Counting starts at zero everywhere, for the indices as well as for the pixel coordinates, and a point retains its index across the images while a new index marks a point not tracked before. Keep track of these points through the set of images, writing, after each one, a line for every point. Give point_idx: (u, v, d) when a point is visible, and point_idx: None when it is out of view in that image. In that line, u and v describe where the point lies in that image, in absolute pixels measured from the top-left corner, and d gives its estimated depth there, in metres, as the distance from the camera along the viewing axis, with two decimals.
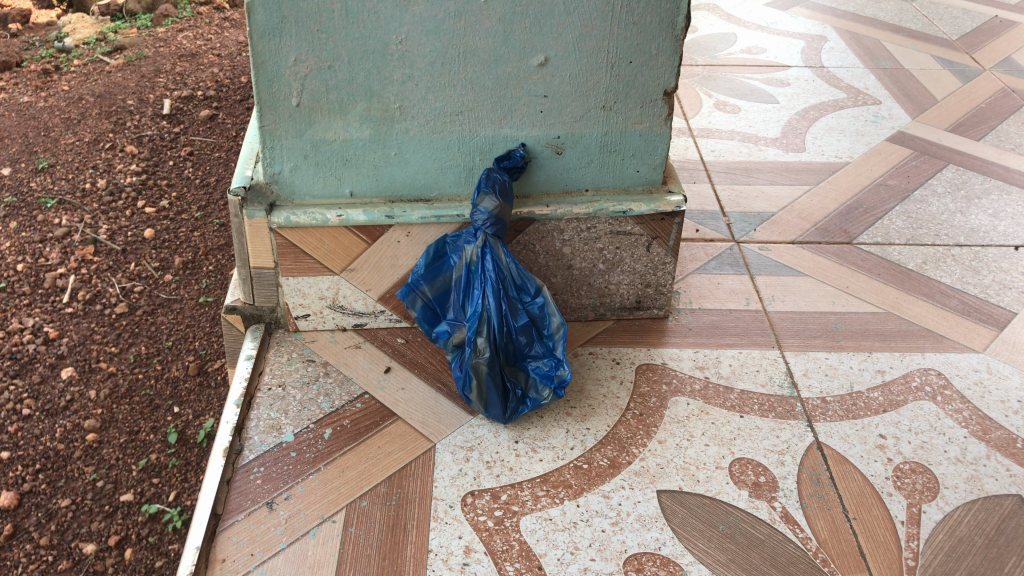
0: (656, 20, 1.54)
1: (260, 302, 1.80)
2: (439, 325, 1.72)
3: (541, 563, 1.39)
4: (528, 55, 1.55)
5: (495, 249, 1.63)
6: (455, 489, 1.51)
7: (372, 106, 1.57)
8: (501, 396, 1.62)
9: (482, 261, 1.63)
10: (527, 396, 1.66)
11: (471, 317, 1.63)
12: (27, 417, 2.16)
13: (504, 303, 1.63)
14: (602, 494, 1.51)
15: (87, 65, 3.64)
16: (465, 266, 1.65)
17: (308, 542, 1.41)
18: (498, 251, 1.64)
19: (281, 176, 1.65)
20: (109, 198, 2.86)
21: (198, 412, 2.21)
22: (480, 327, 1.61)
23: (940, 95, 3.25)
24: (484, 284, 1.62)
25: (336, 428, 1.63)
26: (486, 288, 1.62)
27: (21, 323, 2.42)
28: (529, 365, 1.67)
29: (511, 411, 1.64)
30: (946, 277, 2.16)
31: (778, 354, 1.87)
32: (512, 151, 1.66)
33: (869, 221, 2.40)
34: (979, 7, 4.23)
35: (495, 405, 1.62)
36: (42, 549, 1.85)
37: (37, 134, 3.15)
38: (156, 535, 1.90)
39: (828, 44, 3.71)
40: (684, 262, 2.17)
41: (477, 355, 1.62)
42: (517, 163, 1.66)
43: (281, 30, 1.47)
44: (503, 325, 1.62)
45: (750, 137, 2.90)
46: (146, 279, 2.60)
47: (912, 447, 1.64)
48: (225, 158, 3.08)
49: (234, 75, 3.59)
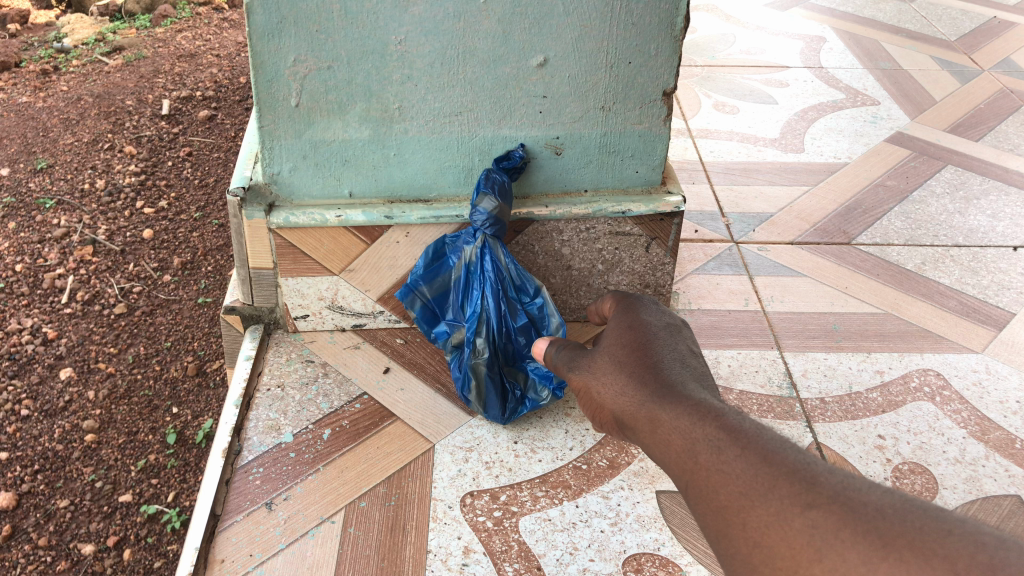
0: (655, 20, 1.54)
1: (259, 302, 1.80)
2: (440, 327, 1.72)
3: (540, 564, 1.38)
4: (527, 55, 1.55)
5: (495, 249, 1.63)
6: (455, 490, 1.51)
7: (371, 106, 1.57)
8: (500, 396, 1.62)
9: (482, 262, 1.63)
10: (526, 399, 1.66)
11: (472, 317, 1.63)
12: (26, 417, 2.16)
13: (504, 304, 1.64)
14: (602, 495, 1.51)
15: (87, 65, 3.65)
16: (464, 266, 1.65)
17: (307, 543, 1.40)
18: (498, 251, 1.64)
19: (280, 177, 1.65)
20: (108, 198, 2.86)
21: (197, 412, 2.20)
22: (480, 329, 1.62)
23: (939, 96, 3.26)
24: (484, 284, 1.63)
25: (335, 428, 1.63)
26: (487, 288, 1.63)
27: (19, 323, 2.42)
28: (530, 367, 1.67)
29: (510, 411, 1.65)
30: (945, 277, 2.16)
31: (778, 354, 1.87)
32: (513, 151, 1.66)
33: (868, 221, 2.40)
34: (977, 8, 4.24)
35: (495, 405, 1.63)
36: (41, 550, 1.85)
37: (36, 134, 3.16)
38: (155, 535, 1.89)
39: (827, 44, 3.72)
40: (683, 262, 2.17)
41: (475, 356, 1.63)
42: (518, 162, 1.66)
43: (281, 30, 1.47)
44: (503, 326, 1.63)
45: (750, 138, 2.90)
46: (145, 279, 2.60)
47: (911, 447, 1.64)
48: (225, 157, 3.09)
49: (233, 75, 3.59)
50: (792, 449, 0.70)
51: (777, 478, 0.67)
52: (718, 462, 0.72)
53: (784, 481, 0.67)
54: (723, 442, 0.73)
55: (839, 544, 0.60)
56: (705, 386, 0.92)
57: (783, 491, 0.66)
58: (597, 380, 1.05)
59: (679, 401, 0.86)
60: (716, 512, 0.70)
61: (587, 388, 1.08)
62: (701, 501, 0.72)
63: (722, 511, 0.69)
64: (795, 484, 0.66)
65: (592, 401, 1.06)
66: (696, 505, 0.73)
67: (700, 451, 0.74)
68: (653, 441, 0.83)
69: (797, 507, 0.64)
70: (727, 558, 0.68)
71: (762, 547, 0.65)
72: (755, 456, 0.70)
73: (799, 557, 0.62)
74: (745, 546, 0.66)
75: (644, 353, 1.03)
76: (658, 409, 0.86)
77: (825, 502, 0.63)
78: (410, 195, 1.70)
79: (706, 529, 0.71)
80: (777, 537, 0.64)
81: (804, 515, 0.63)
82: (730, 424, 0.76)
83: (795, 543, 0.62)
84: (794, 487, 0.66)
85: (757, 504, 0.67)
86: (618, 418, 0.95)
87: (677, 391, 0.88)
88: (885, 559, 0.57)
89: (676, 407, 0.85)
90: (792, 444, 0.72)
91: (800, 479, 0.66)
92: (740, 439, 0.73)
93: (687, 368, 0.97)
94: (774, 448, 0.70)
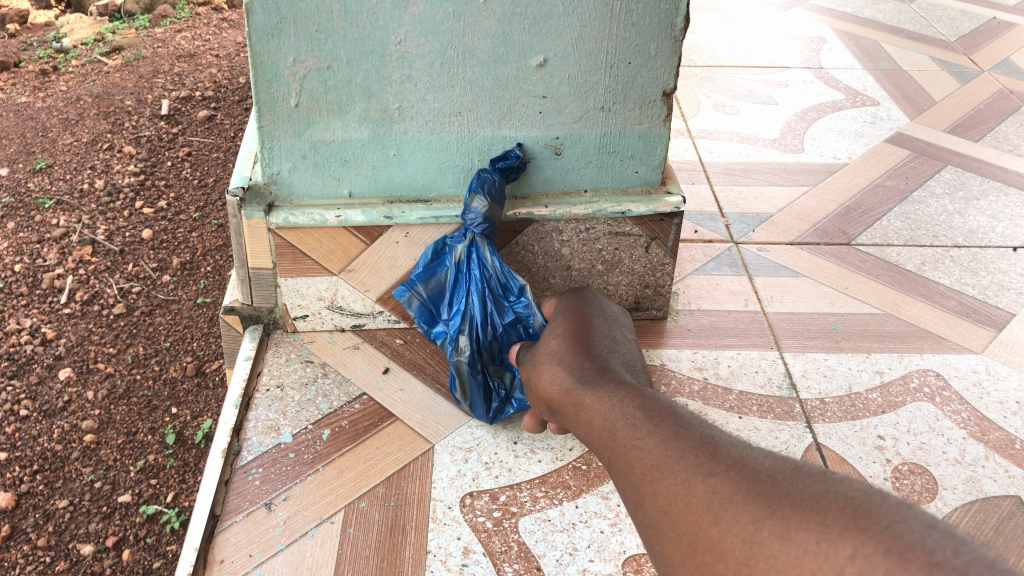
0: (655, 21, 1.53)
1: (259, 302, 1.80)
2: (437, 327, 1.71)
3: (540, 564, 1.38)
4: (527, 55, 1.55)
5: (483, 249, 1.64)
6: (454, 490, 1.51)
7: (371, 106, 1.57)
8: (482, 394, 1.64)
9: (469, 261, 1.65)
10: (512, 399, 1.67)
11: (456, 313, 1.67)
12: (25, 417, 2.15)
13: (490, 303, 1.66)
14: (602, 495, 1.51)
15: (86, 65, 3.65)
16: (455, 266, 1.66)
17: (307, 543, 1.40)
18: (486, 251, 1.65)
19: (280, 177, 1.65)
20: (108, 198, 2.86)
21: (196, 412, 2.20)
22: (463, 326, 1.65)
23: (938, 96, 3.26)
24: (470, 283, 1.66)
25: (335, 428, 1.63)
26: (473, 287, 1.65)
27: (18, 323, 2.42)
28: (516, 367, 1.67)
29: (495, 411, 1.66)
30: (945, 278, 2.16)
31: (778, 355, 1.87)
32: (511, 151, 1.66)
33: (867, 221, 2.40)
34: (976, 8, 4.25)
35: (479, 404, 1.65)
36: (40, 550, 1.84)
37: (35, 134, 3.16)
38: (154, 536, 1.89)
39: (827, 44, 3.72)
40: (683, 262, 2.17)
41: (459, 354, 1.65)
42: (515, 161, 1.66)
43: (280, 30, 1.47)
44: (487, 324, 1.65)
45: (749, 138, 2.90)
46: (144, 279, 2.60)
47: (911, 448, 1.64)
48: (225, 157, 3.09)
49: (232, 75, 3.59)
50: (697, 429, 0.96)
51: (683, 452, 0.92)
52: (636, 440, 0.99)
53: (689, 453, 0.91)
54: (640, 425, 1.01)
55: (732, 509, 0.82)
56: (623, 373, 1.27)
57: (688, 463, 0.90)
58: (539, 368, 1.39)
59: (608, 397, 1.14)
60: (636, 484, 0.95)
61: (529, 377, 1.41)
62: (625, 474, 0.98)
63: (641, 483, 0.94)
64: (697, 457, 0.90)
65: (533, 386, 1.40)
66: (619, 474, 0.99)
67: (621, 433, 1.03)
68: (585, 424, 1.14)
69: (700, 475, 0.87)
70: (644, 518, 0.93)
71: (670, 513, 0.88)
72: (667, 435, 0.96)
73: (700, 520, 0.84)
74: (656, 511, 0.90)
75: (581, 347, 1.38)
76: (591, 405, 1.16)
77: (721, 471, 0.86)
78: (410, 195, 1.70)
79: (628, 496, 0.97)
80: (682, 502, 0.87)
81: (706, 481, 0.86)
82: (640, 411, 1.05)
83: (700, 511, 0.84)
84: (696, 459, 0.90)
85: (667, 475, 0.91)
86: (555, 402, 1.29)
87: (604, 381, 1.22)
88: (770, 517, 0.78)
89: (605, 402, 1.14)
90: (699, 424, 0.97)
91: (703, 452, 0.90)
92: (651, 420, 1.01)
93: (613, 361, 1.33)
94: (682, 430, 0.96)
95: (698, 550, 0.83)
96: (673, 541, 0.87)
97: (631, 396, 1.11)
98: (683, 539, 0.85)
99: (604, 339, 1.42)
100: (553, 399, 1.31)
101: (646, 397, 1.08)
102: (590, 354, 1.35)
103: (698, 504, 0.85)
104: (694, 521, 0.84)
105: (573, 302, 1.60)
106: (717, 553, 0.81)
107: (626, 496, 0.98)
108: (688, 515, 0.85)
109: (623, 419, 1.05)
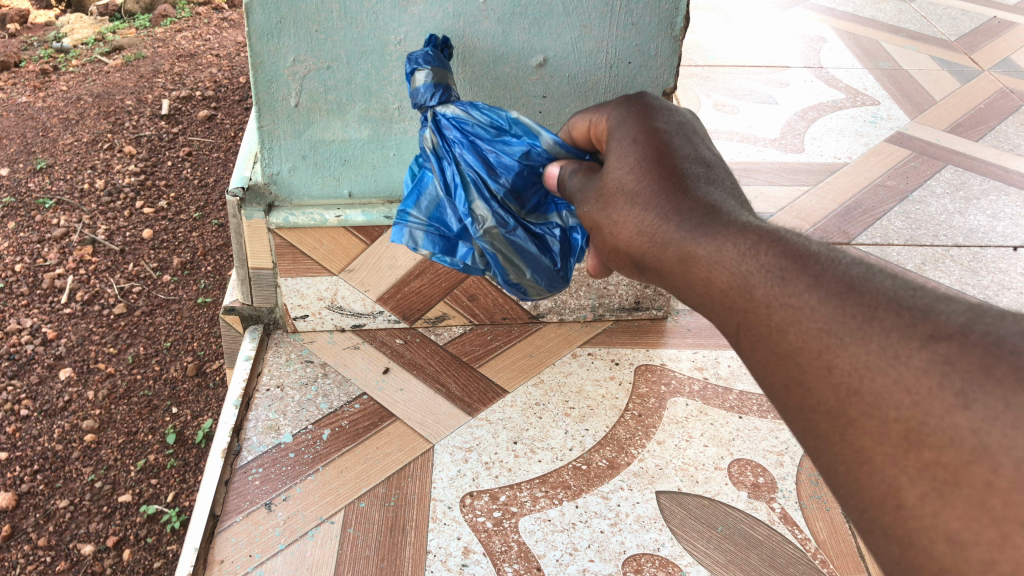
0: (655, 20, 1.53)
1: (259, 302, 1.80)
2: (459, 248, 1.41)
3: (540, 564, 1.38)
4: (527, 55, 1.54)
5: (453, 111, 1.40)
6: (454, 490, 1.51)
7: (371, 106, 1.57)
8: (536, 247, 1.39)
9: (444, 132, 1.40)
10: (572, 231, 1.41)
11: (461, 194, 1.38)
12: (25, 417, 2.16)
13: (487, 152, 1.37)
14: (602, 495, 1.51)
15: (86, 65, 3.66)
16: (438, 154, 1.40)
17: (307, 543, 1.40)
18: (458, 111, 1.40)
19: (280, 177, 1.65)
20: (108, 198, 2.86)
21: (197, 412, 2.20)
22: (472, 195, 1.38)
23: (939, 95, 3.26)
24: (456, 151, 1.39)
25: (335, 428, 1.63)
26: (461, 150, 1.38)
27: (19, 323, 2.42)
28: (552, 200, 1.40)
29: (560, 259, 1.43)
30: (946, 277, 2.15)
31: None
32: (433, 35, 1.48)
33: (868, 221, 2.40)
34: (978, 7, 4.25)
35: (543, 263, 1.41)
36: (40, 550, 1.84)
37: (35, 134, 3.16)
38: (155, 535, 1.89)
39: (828, 44, 3.72)
40: None
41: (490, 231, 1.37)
42: (442, 40, 1.48)
43: (280, 30, 1.46)
44: (496, 173, 1.36)
45: (750, 137, 2.91)
46: (144, 279, 2.60)
47: None
48: (225, 157, 3.08)
49: (232, 75, 3.58)
50: (884, 277, 0.61)
51: (873, 310, 0.58)
52: (786, 297, 0.65)
53: (889, 310, 0.58)
54: (788, 273, 0.65)
55: (988, 388, 0.51)
56: (728, 198, 0.82)
57: (886, 324, 0.57)
58: (611, 217, 0.91)
59: (721, 236, 0.74)
60: (784, 357, 0.63)
61: (597, 228, 0.94)
62: (765, 343, 0.66)
63: (795, 357, 0.62)
64: (903, 316, 0.57)
65: (606, 246, 0.93)
66: (754, 346, 0.67)
67: (755, 285, 0.68)
68: (695, 280, 0.74)
69: (916, 341, 0.55)
70: (803, 410, 0.62)
71: (863, 396, 0.57)
72: (840, 286, 0.62)
73: (926, 404, 0.53)
74: (833, 396, 0.59)
75: (669, 177, 0.86)
76: (697, 253, 0.75)
77: (955, 333, 0.54)
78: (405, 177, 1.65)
79: (773, 374, 0.65)
80: (886, 382, 0.55)
81: (925, 349, 0.54)
82: (790, 260, 0.66)
83: (921, 395, 0.53)
84: (901, 320, 0.57)
85: (849, 344, 0.58)
86: (644, 261, 0.84)
87: (717, 220, 0.77)
88: None
89: (719, 246, 0.73)
90: (880, 269, 0.63)
91: (911, 310, 0.57)
92: (810, 267, 0.65)
93: (719, 192, 0.83)
94: (857, 277, 0.62)
95: (922, 448, 0.53)
96: (870, 435, 0.56)
97: (765, 232, 0.71)
98: (892, 435, 0.55)
99: (691, 158, 0.90)
100: (643, 258, 0.85)
101: (787, 233, 0.71)
102: (681, 185, 0.84)
103: (915, 384, 0.54)
104: (914, 407, 0.54)
105: (631, 120, 1.02)
106: (972, 454, 0.51)
107: (759, 374, 0.67)
108: (899, 400, 0.55)
109: (758, 268, 0.68)
